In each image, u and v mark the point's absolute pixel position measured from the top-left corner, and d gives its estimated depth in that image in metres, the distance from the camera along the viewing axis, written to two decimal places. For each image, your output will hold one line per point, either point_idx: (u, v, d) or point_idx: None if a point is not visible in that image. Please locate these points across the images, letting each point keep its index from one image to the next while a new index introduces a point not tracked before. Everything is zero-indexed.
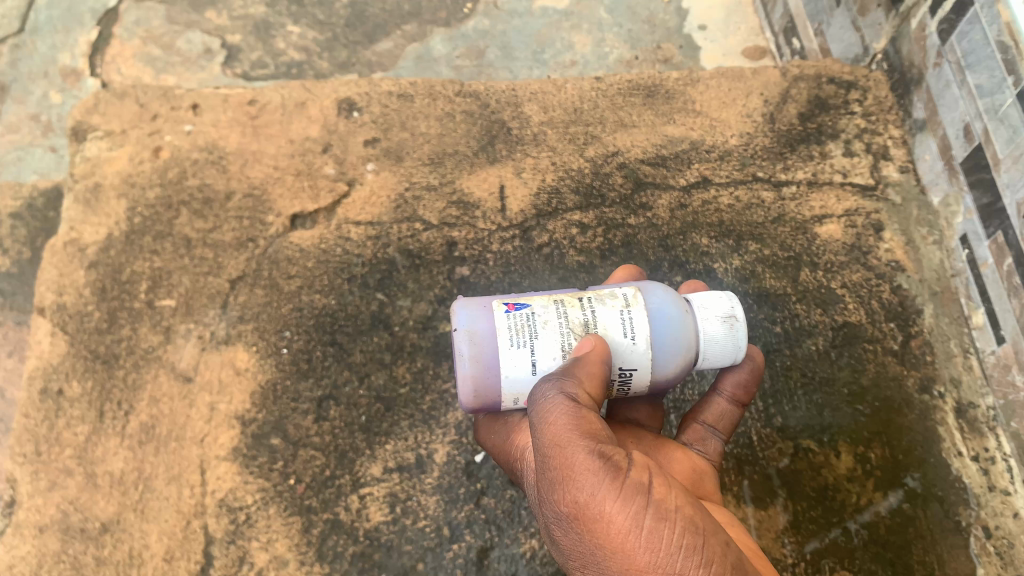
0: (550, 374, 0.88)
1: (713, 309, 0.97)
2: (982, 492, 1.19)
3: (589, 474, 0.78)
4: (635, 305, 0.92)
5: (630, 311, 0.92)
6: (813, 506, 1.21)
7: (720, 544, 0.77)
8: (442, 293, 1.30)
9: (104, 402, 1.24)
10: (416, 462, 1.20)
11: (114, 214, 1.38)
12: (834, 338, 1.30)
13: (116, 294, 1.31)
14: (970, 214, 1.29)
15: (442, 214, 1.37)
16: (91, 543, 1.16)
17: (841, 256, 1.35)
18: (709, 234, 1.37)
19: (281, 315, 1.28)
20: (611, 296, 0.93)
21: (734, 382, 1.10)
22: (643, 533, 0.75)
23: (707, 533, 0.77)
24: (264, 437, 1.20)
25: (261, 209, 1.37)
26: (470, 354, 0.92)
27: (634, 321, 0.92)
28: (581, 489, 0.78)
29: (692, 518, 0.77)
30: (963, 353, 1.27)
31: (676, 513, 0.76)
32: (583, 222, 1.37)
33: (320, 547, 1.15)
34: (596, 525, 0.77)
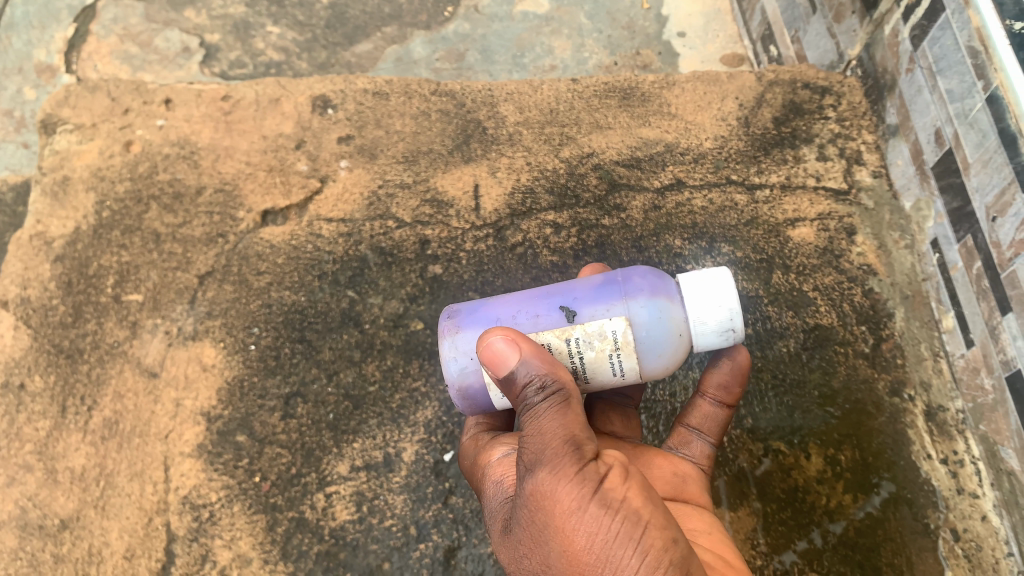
0: (524, 352, 0.88)
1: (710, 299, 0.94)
2: (951, 495, 1.19)
3: (551, 458, 0.83)
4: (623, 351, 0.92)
5: (619, 352, 0.92)
6: (782, 508, 1.21)
7: (664, 538, 0.79)
8: (413, 290, 1.29)
9: (67, 397, 1.22)
10: (384, 460, 1.18)
11: (82, 208, 1.36)
12: (806, 341, 1.30)
13: (83, 288, 1.29)
14: (941, 218, 1.29)
15: (415, 212, 1.36)
16: (50, 540, 1.14)
17: (813, 259, 1.36)
18: (683, 236, 1.37)
19: (250, 311, 1.27)
20: (598, 337, 0.92)
21: (718, 383, 1.11)
22: (588, 518, 0.80)
23: (651, 526, 0.80)
24: (229, 434, 1.19)
25: (232, 205, 1.36)
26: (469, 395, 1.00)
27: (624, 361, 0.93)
28: (540, 468, 0.83)
29: (637, 510, 0.80)
30: (933, 357, 1.27)
31: (621, 503, 0.80)
32: (557, 222, 1.37)
33: (284, 545, 1.13)
34: (547, 504, 0.81)
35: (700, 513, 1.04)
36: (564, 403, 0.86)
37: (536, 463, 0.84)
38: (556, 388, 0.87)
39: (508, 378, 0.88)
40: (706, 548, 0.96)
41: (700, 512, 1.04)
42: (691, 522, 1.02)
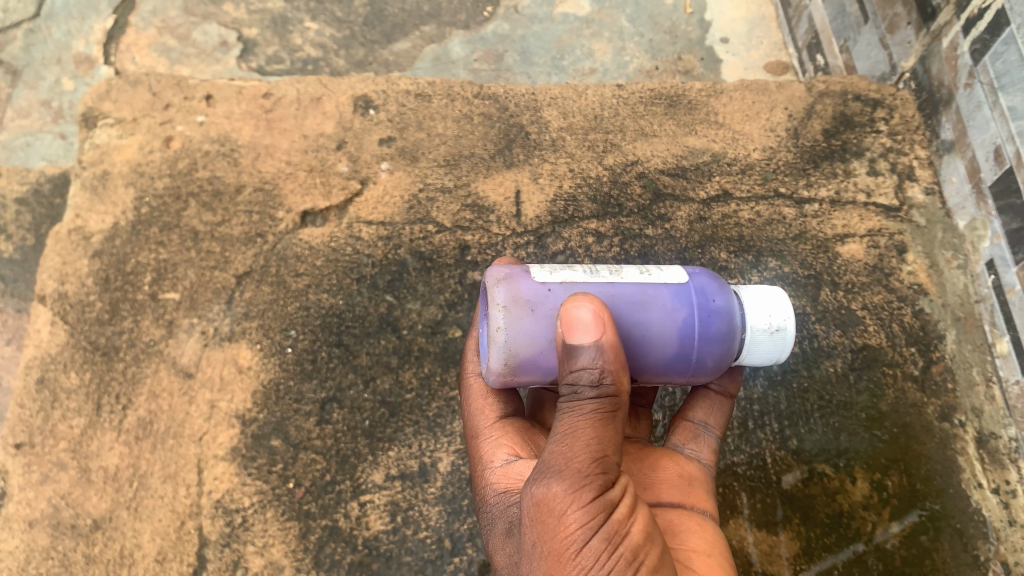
0: (601, 337, 0.84)
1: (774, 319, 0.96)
2: (1002, 526, 1.15)
3: (570, 473, 0.82)
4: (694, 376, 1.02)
5: None
6: (826, 533, 1.18)
7: None
8: (452, 297, 1.27)
9: (102, 395, 1.21)
10: (420, 470, 1.16)
11: (121, 204, 1.35)
12: (853, 361, 1.26)
13: (120, 285, 1.28)
14: (998, 239, 1.25)
15: (456, 217, 1.34)
16: (82, 540, 1.13)
17: (862, 277, 1.32)
18: (728, 249, 1.34)
19: (287, 313, 1.25)
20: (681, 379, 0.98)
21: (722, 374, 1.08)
22: (587, 551, 0.80)
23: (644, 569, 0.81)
24: (264, 438, 1.17)
25: (272, 204, 1.34)
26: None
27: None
28: (552, 479, 0.83)
29: (636, 554, 0.82)
30: (986, 382, 1.23)
31: (622, 541, 0.81)
32: (600, 231, 1.34)
33: (317, 554, 1.12)
34: (550, 518, 0.82)
35: (705, 527, 0.99)
36: (605, 416, 0.85)
37: (550, 469, 0.84)
38: (602, 395, 0.85)
39: (572, 349, 0.85)
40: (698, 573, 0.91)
41: (701, 520, 1.00)
42: (688, 537, 0.97)
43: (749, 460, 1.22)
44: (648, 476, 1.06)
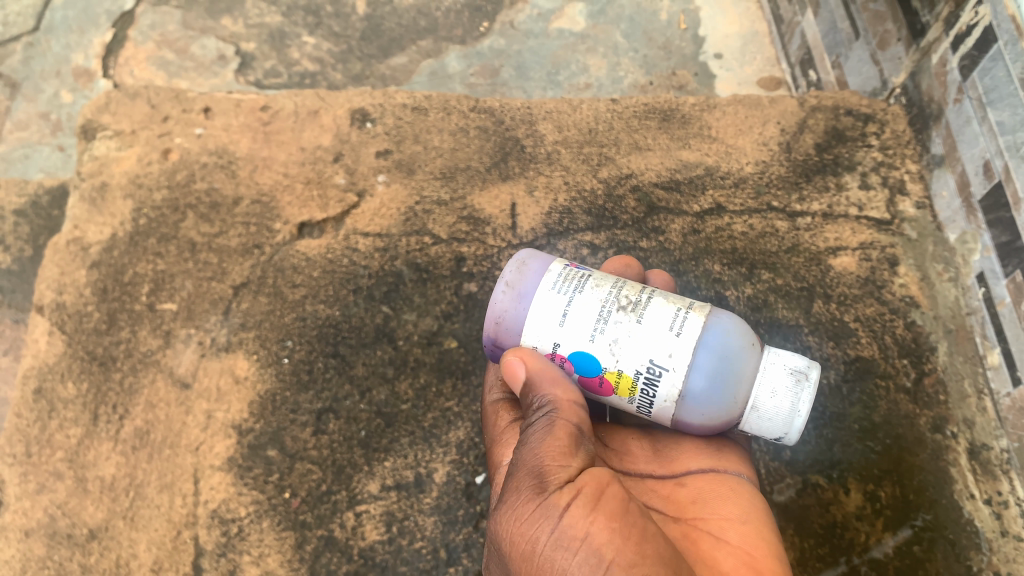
0: (534, 372, 0.95)
1: (786, 358, 0.97)
2: (994, 537, 1.16)
3: (520, 488, 0.90)
4: (696, 310, 0.94)
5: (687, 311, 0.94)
6: (821, 543, 1.19)
7: None
8: (448, 308, 1.28)
9: (99, 405, 1.21)
10: (416, 480, 1.17)
11: (119, 214, 1.36)
12: (846, 373, 1.27)
13: (117, 295, 1.29)
14: (988, 251, 1.26)
15: (452, 229, 1.35)
16: (78, 550, 1.14)
17: (854, 289, 1.33)
18: (722, 261, 1.35)
19: (284, 324, 1.26)
20: (679, 299, 0.96)
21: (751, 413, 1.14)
22: (542, 558, 0.85)
23: (604, 563, 0.82)
24: (260, 448, 1.18)
25: (269, 216, 1.35)
26: (509, 281, 1.00)
27: (688, 322, 0.93)
28: (511, 509, 0.89)
29: (594, 547, 0.83)
30: (977, 394, 1.24)
31: (576, 541, 0.84)
32: (595, 243, 1.35)
33: (312, 564, 1.12)
34: (511, 544, 0.88)
35: (741, 492, 1.05)
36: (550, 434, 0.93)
37: (507, 495, 0.92)
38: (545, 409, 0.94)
39: (512, 381, 0.96)
40: (731, 545, 0.98)
41: (737, 488, 1.05)
42: (721, 506, 1.04)
43: None
44: (674, 451, 1.12)
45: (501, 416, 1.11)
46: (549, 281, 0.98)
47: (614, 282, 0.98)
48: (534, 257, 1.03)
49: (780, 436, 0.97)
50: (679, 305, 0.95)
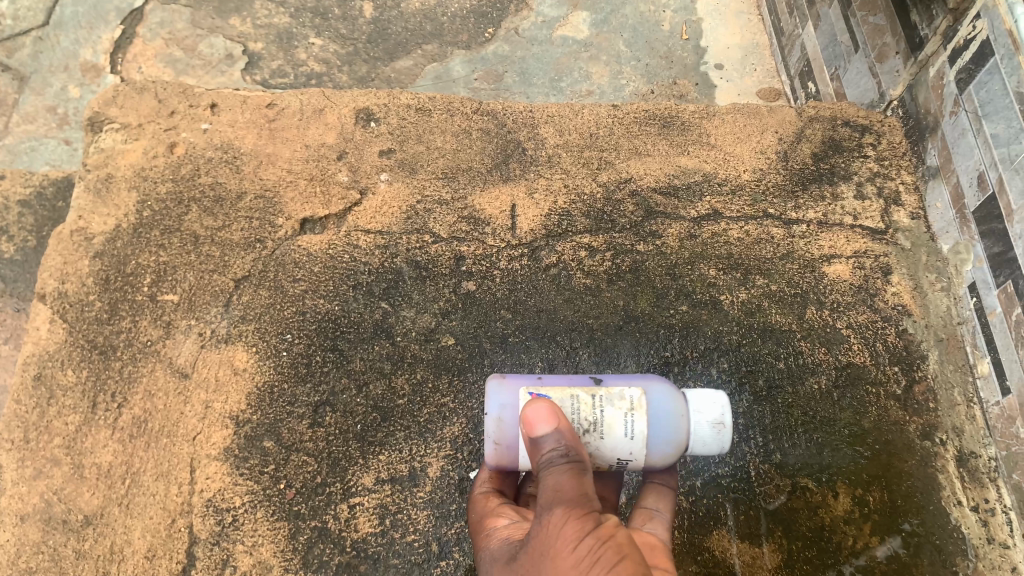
0: (558, 424, 0.89)
1: (705, 413, 0.97)
2: (980, 543, 1.17)
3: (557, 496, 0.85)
4: (639, 409, 0.94)
5: (634, 413, 0.94)
6: (807, 546, 1.18)
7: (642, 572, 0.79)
8: (446, 305, 1.30)
9: (98, 393, 1.21)
10: (410, 474, 1.18)
11: (123, 206, 1.37)
12: (837, 378, 1.28)
13: (120, 285, 1.30)
14: (980, 262, 1.28)
15: (452, 228, 1.37)
16: (73, 536, 1.13)
17: (848, 296, 1.35)
18: (718, 267, 1.36)
19: (283, 318, 1.28)
20: (619, 396, 0.95)
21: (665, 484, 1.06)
22: (583, 550, 0.80)
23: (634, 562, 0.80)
24: (256, 438, 1.19)
25: (271, 212, 1.37)
26: (495, 437, 0.97)
27: (637, 423, 0.94)
28: (563, 505, 0.84)
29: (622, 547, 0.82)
30: (967, 403, 1.26)
31: (609, 539, 0.82)
32: (592, 245, 1.37)
33: (305, 554, 1.13)
34: (544, 543, 0.83)
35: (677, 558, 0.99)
36: (579, 471, 0.87)
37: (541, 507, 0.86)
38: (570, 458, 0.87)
39: (534, 442, 0.88)
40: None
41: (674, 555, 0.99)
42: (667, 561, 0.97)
43: (734, 472, 1.22)
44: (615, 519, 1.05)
45: (489, 500, 1.04)
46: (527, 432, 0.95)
47: (567, 400, 0.95)
48: (507, 405, 0.98)
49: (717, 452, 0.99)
50: (621, 404, 0.94)
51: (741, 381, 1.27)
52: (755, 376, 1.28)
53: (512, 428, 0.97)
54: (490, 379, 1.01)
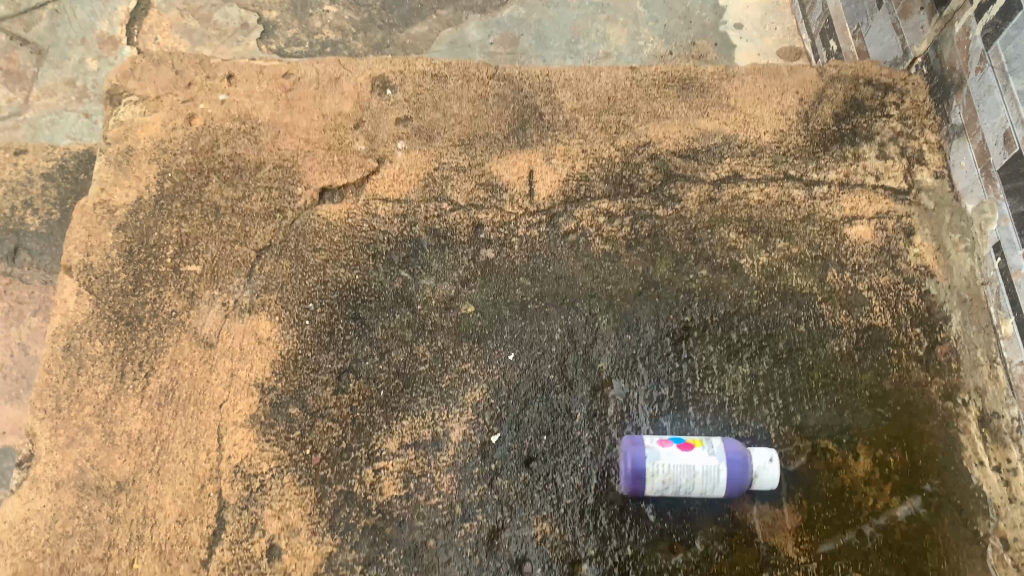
0: None
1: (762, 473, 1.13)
2: (1002, 503, 1.17)
3: None
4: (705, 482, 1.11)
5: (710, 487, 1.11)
6: (829, 507, 1.17)
7: None
8: (466, 274, 1.31)
9: (125, 363, 1.24)
10: (433, 439, 1.19)
11: (144, 178, 1.38)
12: (858, 340, 1.28)
13: (143, 257, 1.32)
14: (1006, 221, 1.28)
15: (470, 196, 1.37)
16: (106, 501, 1.15)
17: (869, 258, 1.34)
18: (738, 230, 1.36)
19: (305, 287, 1.29)
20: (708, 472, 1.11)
21: None
22: None
23: None
24: (282, 406, 1.21)
25: (291, 181, 1.38)
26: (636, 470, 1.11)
27: (715, 486, 1.11)
28: None
29: None
30: (989, 362, 1.26)
31: None
32: (611, 211, 1.37)
33: (333, 518, 1.15)
34: None
35: None
36: None
37: None
38: None
39: None
40: None
41: None
42: None
43: (753, 434, 1.20)
44: None
45: None
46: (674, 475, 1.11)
47: (681, 473, 1.10)
48: (648, 476, 1.11)
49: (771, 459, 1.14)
50: (662, 479, 1.11)
51: (762, 345, 1.27)
52: (775, 339, 1.27)
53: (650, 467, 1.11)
54: (624, 446, 1.13)
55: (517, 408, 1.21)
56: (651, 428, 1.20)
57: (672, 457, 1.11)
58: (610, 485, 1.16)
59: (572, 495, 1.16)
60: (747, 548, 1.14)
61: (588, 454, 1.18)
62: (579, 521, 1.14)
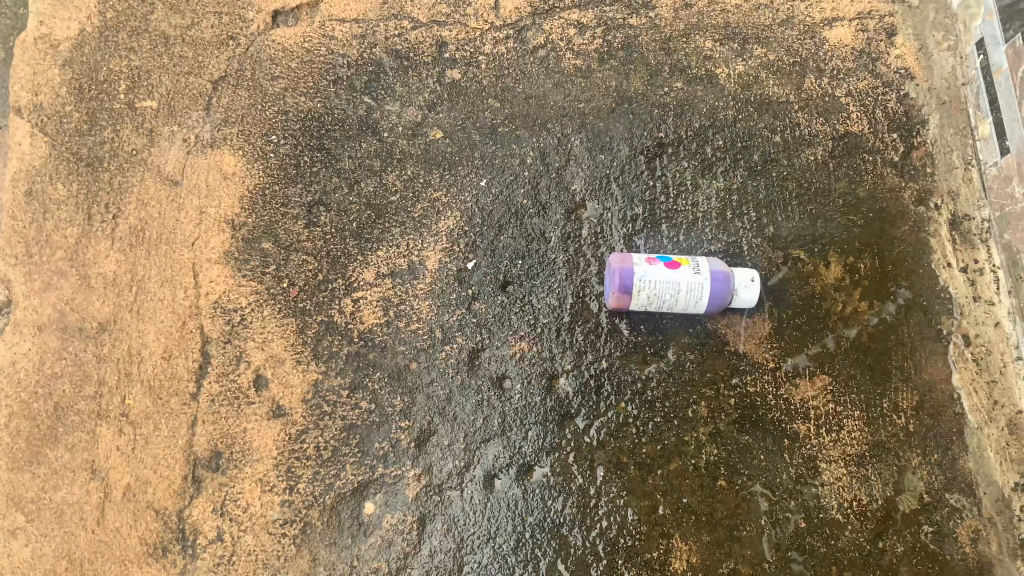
0: None
1: (745, 295, 1.15)
2: (967, 302, 1.20)
3: None
4: (688, 300, 1.12)
5: (693, 306, 1.13)
6: (799, 314, 1.20)
7: None
8: (431, 97, 1.27)
9: (92, 205, 1.21)
10: (409, 267, 1.20)
11: (85, 8, 1.29)
12: (834, 149, 1.26)
13: (95, 94, 1.26)
14: (990, 17, 1.22)
15: (431, 12, 1.30)
16: (91, 341, 1.17)
17: (849, 63, 1.29)
18: (714, 37, 1.30)
19: (267, 118, 1.25)
20: (694, 293, 1.12)
21: None
22: None
23: None
24: (255, 241, 1.21)
25: (241, 4, 1.30)
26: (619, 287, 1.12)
27: (697, 304, 1.13)
28: None
29: None
30: (965, 166, 1.25)
31: None
32: (581, 22, 1.30)
33: (315, 347, 1.17)
34: None
35: None
36: None
37: None
38: None
39: None
40: None
41: None
42: None
43: (726, 247, 1.21)
44: None
45: None
46: (659, 293, 1.12)
47: (667, 290, 1.11)
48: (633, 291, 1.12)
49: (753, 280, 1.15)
50: (647, 294, 1.12)
51: (736, 158, 1.25)
52: (750, 152, 1.25)
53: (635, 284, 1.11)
54: (612, 263, 1.13)
55: (491, 233, 1.21)
56: (625, 247, 1.20)
57: (659, 274, 1.12)
58: (585, 304, 1.18)
59: (548, 314, 1.18)
60: (718, 356, 1.18)
61: (563, 275, 1.19)
62: (556, 338, 1.17)
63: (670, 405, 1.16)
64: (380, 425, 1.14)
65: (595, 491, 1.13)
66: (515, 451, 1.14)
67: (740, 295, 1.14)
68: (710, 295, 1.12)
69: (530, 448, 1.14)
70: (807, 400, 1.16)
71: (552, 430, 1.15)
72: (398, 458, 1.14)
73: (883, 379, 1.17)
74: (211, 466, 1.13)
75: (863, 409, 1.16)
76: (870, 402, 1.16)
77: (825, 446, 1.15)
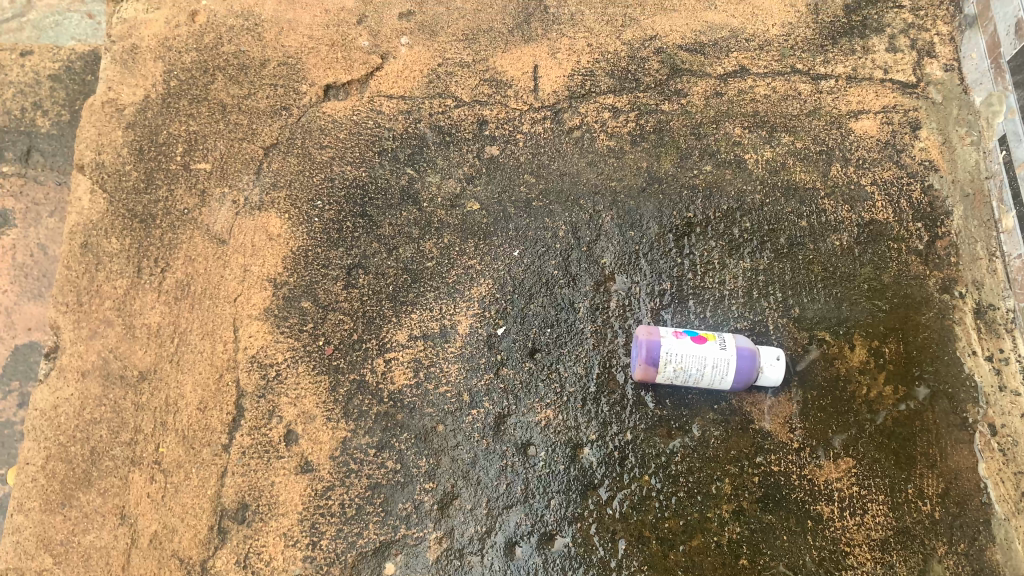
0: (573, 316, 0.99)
1: (770, 373, 1.16)
2: (992, 391, 1.21)
3: None
4: (714, 375, 1.14)
5: (720, 381, 1.15)
6: (824, 395, 1.21)
7: None
8: (470, 171, 1.33)
9: (142, 259, 1.27)
10: (441, 331, 1.24)
11: (150, 77, 1.38)
12: (859, 236, 1.29)
13: (153, 155, 1.33)
14: (1012, 114, 1.28)
15: (474, 91, 1.38)
16: (130, 389, 1.21)
17: (874, 153, 1.34)
18: (743, 124, 1.36)
19: (313, 184, 1.32)
20: (721, 369, 1.14)
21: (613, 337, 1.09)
22: None
23: None
24: (295, 299, 1.25)
25: (295, 78, 1.39)
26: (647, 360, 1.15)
27: (723, 380, 1.15)
28: None
29: None
30: (989, 257, 1.27)
31: None
32: (616, 106, 1.37)
33: (346, 405, 1.20)
34: None
35: None
36: None
37: None
38: None
39: None
40: None
41: None
42: None
43: (752, 326, 1.24)
44: None
45: None
46: (686, 366, 1.14)
47: (694, 364, 1.14)
48: (660, 363, 1.14)
49: (777, 358, 1.17)
50: (674, 367, 1.14)
51: (763, 240, 1.28)
52: (776, 234, 1.29)
53: (662, 356, 1.14)
54: (640, 336, 1.15)
55: (522, 301, 1.24)
56: (652, 321, 1.23)
57: (686, 348, 1.14)
58: (610, 376, 1.20)
59: (575, 383, 1.20)
60: (742, 434, 1.19)
61: (590, 345, 1.22)
62: (581, 408, 1.19)
63: (694, 481, 1.17)
64: (405, 485, 1.16)
65: (615, 563, 1.13)
66: (537, 518, 1.14)
67: (765, 372, 1.16)
68: (736, 370, 1.14)
69: (552, 516, 1.15)
70: (831, 481, 1.16)
71: (574, 499, 1.15)
72: (420, 520, 1.14)
73: (908, 464, 1.17)
74: (237, 518, 1.15)
75: (888, 494, 1.16)
76: (894, 487, 1.16)
77: (849, 530, 1.14)
